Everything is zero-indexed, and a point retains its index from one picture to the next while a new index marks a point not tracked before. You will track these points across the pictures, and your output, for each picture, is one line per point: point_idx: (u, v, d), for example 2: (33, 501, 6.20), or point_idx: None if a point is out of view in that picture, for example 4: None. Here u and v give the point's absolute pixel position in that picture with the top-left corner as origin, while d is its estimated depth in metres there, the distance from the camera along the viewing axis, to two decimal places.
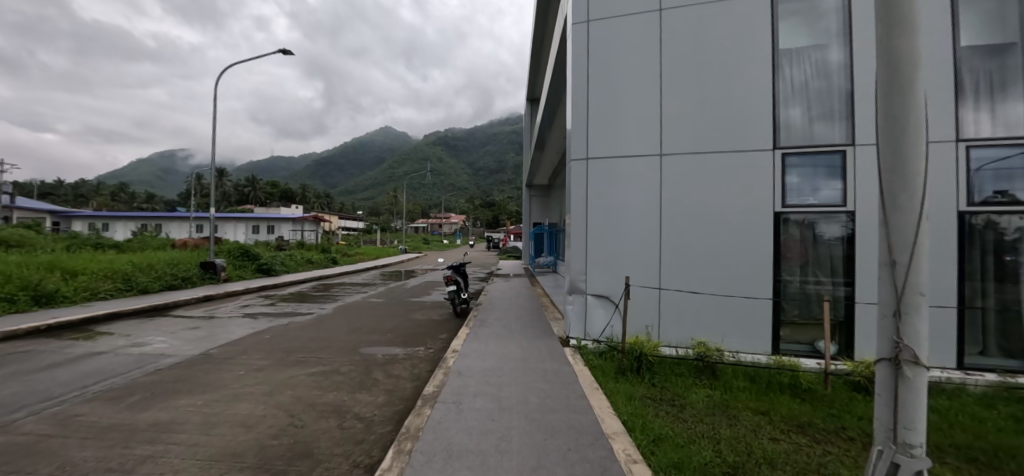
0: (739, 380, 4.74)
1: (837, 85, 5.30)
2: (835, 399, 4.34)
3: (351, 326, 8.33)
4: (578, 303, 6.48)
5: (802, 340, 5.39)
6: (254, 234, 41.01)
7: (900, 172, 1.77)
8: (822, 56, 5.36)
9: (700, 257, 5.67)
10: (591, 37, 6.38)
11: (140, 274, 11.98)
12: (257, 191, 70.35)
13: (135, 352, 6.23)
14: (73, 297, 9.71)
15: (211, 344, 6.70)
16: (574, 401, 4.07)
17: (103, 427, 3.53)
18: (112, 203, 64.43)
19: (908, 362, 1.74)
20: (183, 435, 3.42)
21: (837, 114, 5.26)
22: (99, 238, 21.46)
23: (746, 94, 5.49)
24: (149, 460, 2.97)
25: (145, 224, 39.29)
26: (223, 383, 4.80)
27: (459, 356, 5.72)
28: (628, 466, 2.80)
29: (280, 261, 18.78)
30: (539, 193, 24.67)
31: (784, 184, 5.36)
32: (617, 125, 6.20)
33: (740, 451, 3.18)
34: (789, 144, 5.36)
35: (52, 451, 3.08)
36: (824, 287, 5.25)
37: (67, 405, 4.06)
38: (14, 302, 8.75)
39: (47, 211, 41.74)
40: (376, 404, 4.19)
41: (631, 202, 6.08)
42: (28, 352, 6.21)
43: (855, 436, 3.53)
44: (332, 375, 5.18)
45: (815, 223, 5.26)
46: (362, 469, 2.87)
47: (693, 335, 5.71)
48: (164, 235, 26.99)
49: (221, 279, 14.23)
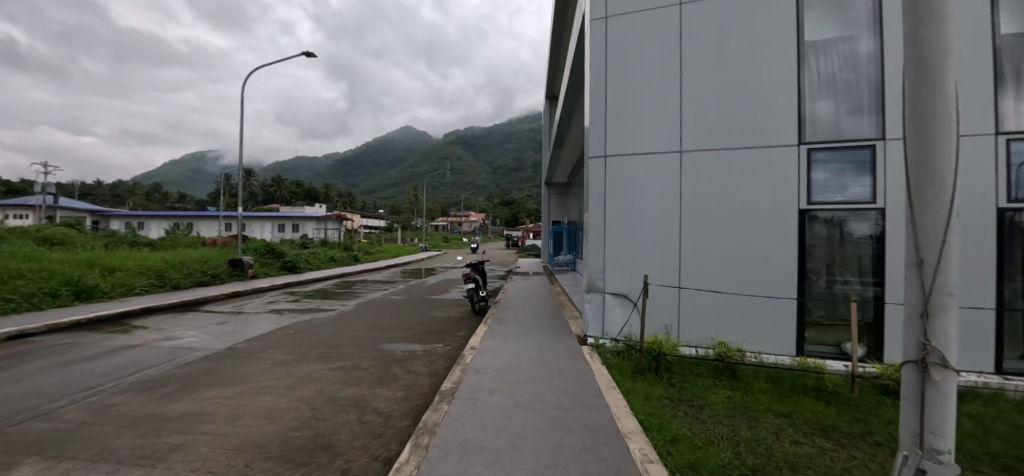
0: (760, 382, 4.67)
1: (866, 77, 5.09)
2: (862, 402, 4.20)
3: (372, 322, 8.51)
4: (596, 302, 6.43)
5: (827, 342, 5.23)
6: (281, 232, 42.17)
7: (929, 169, 1.68)
8: (850, 47, 5.15)
9: (720, 256, 5.55)
10: (609, 34, 6.30)
11: (172, 271, 12.48)
12: (283, 190, 72.20)
13: (166, 345, 6.50)
14: (109, 293, 10.22)
15: (237, 339, 6.94)
16: (590, 400, 4.05)
17: (138, 417, 3.72)
18: (146, 202, 67.74)
19: (936, 366, 1.66)
20: (212, 425, 3.56)
21: (866, 108, 5.04)
22: (135, 235, 22.58)
23: (771, 89, 5.34)
24: (178, 448, 3.12)
25: (177, 224, 41.01)
26: (249, 377, 4.98)
27: (476, 353, 5.77)
28: (644, 465, 2.77)
29: (304, 260, 19.36)
30: (557, 191, 24.55)
31: (809, 180, 5.19)
32: (635, 122, 6.13)
33: (760, 453, 3.11)
34: (815, 139, 5.18)
35: (90, 438, 3.27)
36: (851, 287, 5.07)
37: (105, 395, 4.30)
38: (57, 297, 9.27)
39: (88, 211, 44.10)
40: (394, 400, 4.27)
41: (649, 199, 6.01)
42: (69, 345, 6.57)
43: (882, 442, 3.39)
44: (352, 370, 5.30)
45: (844, 221, 5.06)
46: (380, 463, 2.94)
47: (713, 335, 5.61)
48: (197, 234, 28.33)
49: (247, 277, 14.74)
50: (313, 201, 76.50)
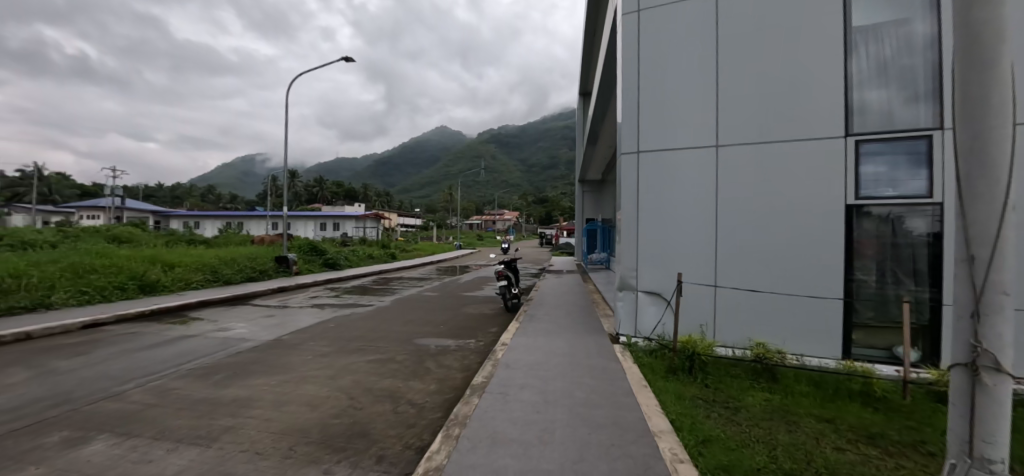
0: (801, 385, 4.47)
1: (921, 62, 4.73)
2: (914, 410, 3.93)
3: (407, 318, 8.78)
4: (628, 301, 6.35)
5: (877, 345, 4.92)
6: (322, 231, 44.10)
7: (981, 159, 1.57)
8: (904, 30, 4.81)
9: (759, 254, 5.35)
10: (642, 27, 6.18)
11: (224, 268, 13.36)
12: (324, 190, 75.33)
13: (219, 336, 7.00)
14: (169, 287, 11.07)
15: (282, 331, 7.37)
16: (620, 398, 4.02)
17: (194, 400, 4.05)
18: (200, 203, 72.72)
19: (987, 369, 1.56)
20: (259, 410, 3.82)
21: (921, 95, 4.69)
22: (192, 234, 24.30)
23: (815, 78, 5.06)
24: (230, 430, 3.37)
25: (229, 223, 43.82)
26: (292, 367, 5.29)
27: (507, 349, 5.85)
28: (674, 465, 2.73)
29: (344, 257, 20.17)
30: (591, 188, 24.25)
31: (857, 174, 4.89)
32: (669, 116, 5.99)
33: (799, 458, 3.00)
34: (864, 131, 4.87)
35: (154, 418, 3.60)
36: (903, 288, 4.76)
37: (165, 380, 4.70)
38: (125, 290, 10.15)
39: (151, 211, 47.88)
40: (427, 392, 4.41)
41: (683, 196, 5.86)
42: (135, 334, 7.21)
43: (936, 451, 3.17)
44: (388, 363, 5.51)
45: (897, 217, 4.74)
46: (413, 451, 3.06)
47: (751, 336, 5.42)
48: (248, 232, 30.10)
49: (292, 273, 15.54)
50: (351, 200, 79.42)
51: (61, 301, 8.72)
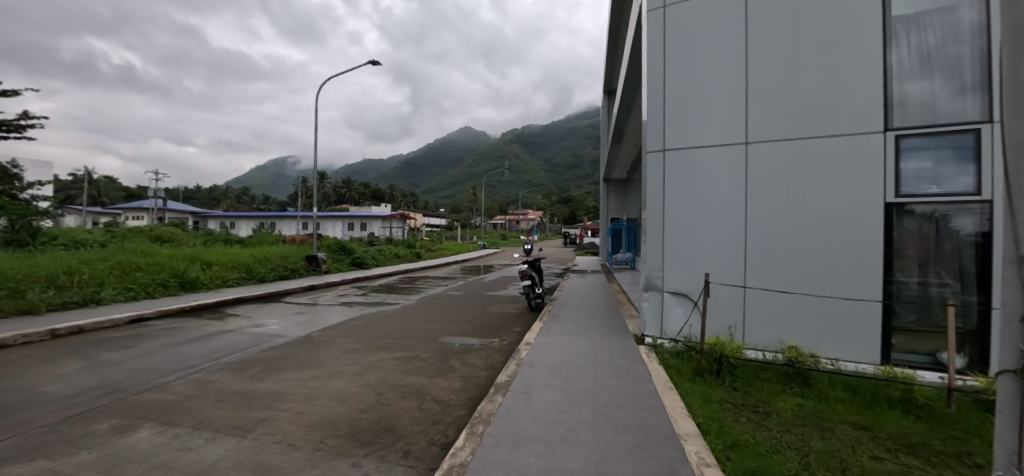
0: (836, 391, 4.29)
1: (969, 51, 4.44)
2: (960, 419, 3.71)
3: (432, 317, 8.94)
4: (654, 301, 6.26)
5: (920, 351, 4.67)
6: (350, 231, 45.32)
7: None
8: (949, 18, 4.53)
9: (790, 254, 5.16)
10: (667, 23, 6.07)
11: (258, 266, 13.96)
12: (351, 191, 77.38)
13: (253, 332, 7.34)
14: (207, 285, 11.67)
15: (312, 328, 7.65)
16: (645, 399, 3.98)
17: (230, 393, 4.27)
18: (236, 204, 76.05)
19: None
20: (292, 404, 4.00)
21: (969, 86, 4.39)
22: (227, 234, 25.42)
23: (850, 71, 4.84)
24: (264, 422, 3.55)
25: (263, 224, 45.67)
26: (323, 362, 5.49)
27: (531, 348, 5.87)
28: (700, 468, 2.69)
29: (372, 257, 20.67)
30: (616, 187, 23.90)
31: (897, 171, 4.64)
32: (695, 113, 5.87)
33: (833, 466, 2.89)
34: (905, 125, 4.61)
35: (194, 409, 3.83)
36: (950, 290, 4.49)
37: (205, 373, 4.98)
38: (167, 287, 10.78)
39: (192, 212, 50.49)
40: (451, 390, 4.49)
41: (709, 194, 5.73)
42: (177, 329, 7.65)
43: (983, 464, 2.98)
44: (414, 360, 5.64)
45: (941, 215, 4.47)
46: (437, 447, 3.13)
47: (782, 339, 5.24)
48: (281, 232, 31.29)
49: (321, 272, 16.05)
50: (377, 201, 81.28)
51: (110, 298, 9.35)
